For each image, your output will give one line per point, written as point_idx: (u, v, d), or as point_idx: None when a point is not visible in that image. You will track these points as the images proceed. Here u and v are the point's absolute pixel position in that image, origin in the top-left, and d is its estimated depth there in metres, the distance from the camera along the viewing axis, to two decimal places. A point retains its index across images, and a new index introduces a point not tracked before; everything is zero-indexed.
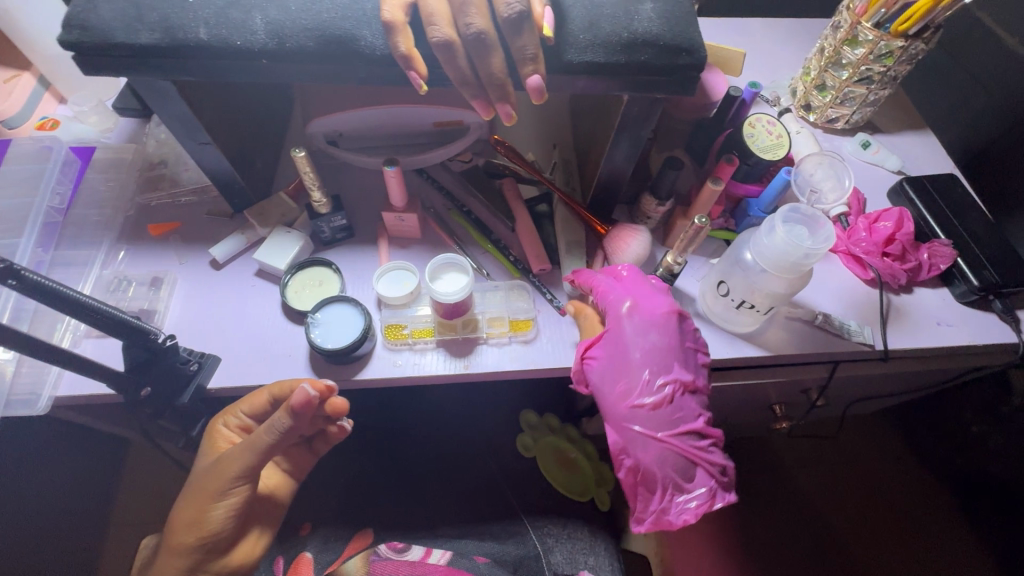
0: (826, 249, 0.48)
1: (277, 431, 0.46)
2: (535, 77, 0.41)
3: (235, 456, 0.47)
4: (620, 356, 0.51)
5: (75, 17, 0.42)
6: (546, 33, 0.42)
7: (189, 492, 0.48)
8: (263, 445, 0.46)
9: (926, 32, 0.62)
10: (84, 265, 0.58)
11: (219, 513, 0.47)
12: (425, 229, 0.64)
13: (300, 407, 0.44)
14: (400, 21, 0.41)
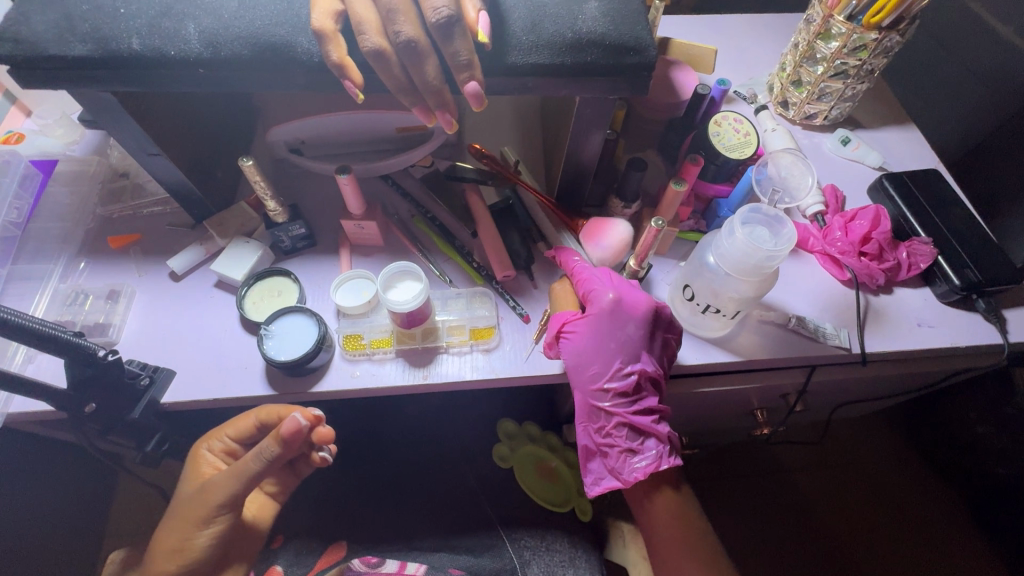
0: (788, 251, 0.46)
1: (264, 459, 0.45)
2: (473, 85, 0.40)
3: (218, 483, 0.46)
4: (595, 333, 0.53)
5: (6, 30, 0.41)
6: (482, 39, 0.40)
7: (172, 517, 0.48)
8: (248, 473, 0.46)
9: (901, 24, 0.60)
10: (41, 279, 0.57)
11: (201, 541, 0.47)
12: (388, 236, 0.62)
13: (290, 435, 0.44)
14: (331, 30, 0.40)
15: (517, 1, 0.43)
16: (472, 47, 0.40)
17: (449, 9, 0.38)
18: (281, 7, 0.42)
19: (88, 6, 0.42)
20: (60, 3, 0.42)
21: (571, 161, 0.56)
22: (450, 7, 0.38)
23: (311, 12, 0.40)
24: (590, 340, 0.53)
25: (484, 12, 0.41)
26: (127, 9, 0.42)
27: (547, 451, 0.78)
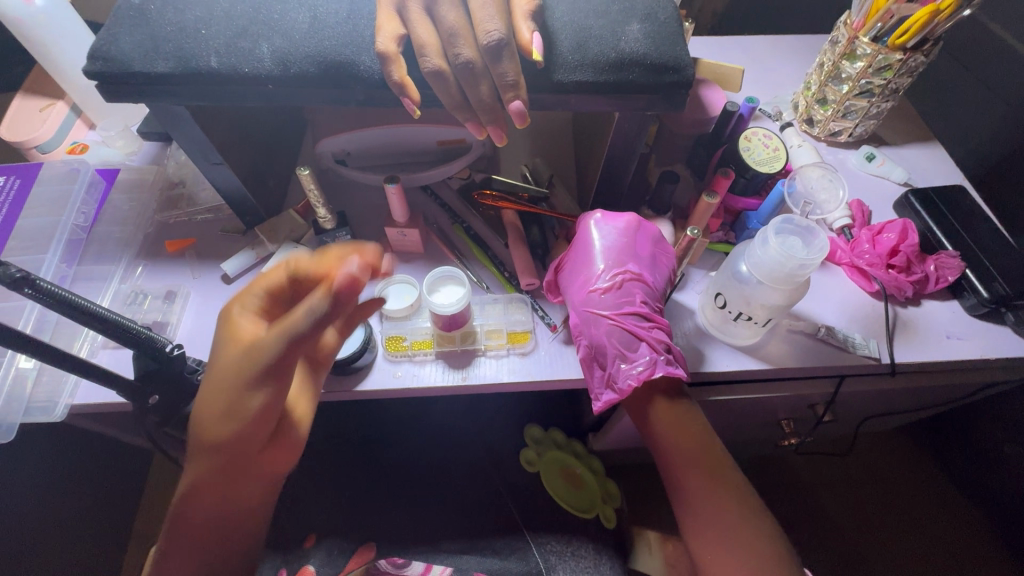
0: (821, 259, 0.48)
1: (312, 316, 0.38)
2: (517, 104, 0.43)
3: (263, 345, 0.39)
4: (586, 255, 0.58)
5: (98, 48, 0.45)
6: (536, 58, 0.43)
7: (206, 393, 0.40)
8: (297, 337, 0.38)
9: (925, 45, 0.62)
10: (103, 280, 0.61)
11: (252, 409, 0.39)
12: (428, 244, 0.65)
13: (345, 288, 0.39)
14: (393, 52, 0.43)
15: (564, 23, 0.46)
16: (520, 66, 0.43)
17: (499, 34, 0.42)
18: (346, 29, 0.46)
19: (171, 27, 0.46)
20: (146, 24, 0.46)
21: (606, 174, 0.58)
22: (501, 32, 0.42)
23: (377, 34, 0.44)
24: (575, 262, 0.59)
25: (537, 32, 0.44)
26: (207, 30, 0.46)
27: (573, 458, 0.82)
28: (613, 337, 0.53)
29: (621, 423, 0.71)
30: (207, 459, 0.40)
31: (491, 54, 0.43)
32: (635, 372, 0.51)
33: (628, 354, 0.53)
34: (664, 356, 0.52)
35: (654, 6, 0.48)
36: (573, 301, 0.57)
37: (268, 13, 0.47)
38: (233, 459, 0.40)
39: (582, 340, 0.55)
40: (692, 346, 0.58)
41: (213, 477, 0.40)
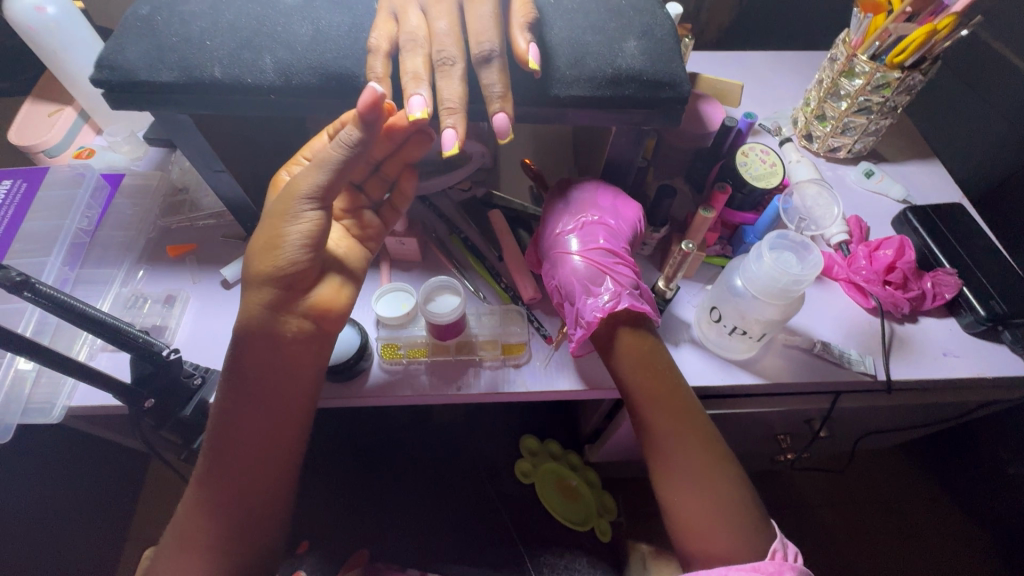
0: (814, 275, 0.48)
1: (346, 147, 0.43)
2: (501, 116, 0.43)
3: (305, 177, 0.44)
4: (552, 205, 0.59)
5: (105, 58, 0.46)
6: (532, 68, 0.43)
7: (260, 232, 0.45)
8: (335, 166, 0.44)
9: (924, 63, 0.62)
10: (105, 283, 0.62)
11: (295, 245, 0.44)
12: (426, 252, 0.66)
13: (367, 113, 0.42)
14: (383, 48, 0.45)
15: (562, 38, 0.47)
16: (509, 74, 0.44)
17: (492, 45, 0.44)
18: (347, 41, 0.46)
19: (176, 38, 0.47)
20: (153, 35, 0.47)
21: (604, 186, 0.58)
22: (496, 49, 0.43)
23: (372, 32, 0.46)
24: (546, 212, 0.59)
25: (533, 43, 0.44)
26: (211, 41, 0.46)
27: (568, 469, 0.81)
28: (579, 274, 0.54)
29: (616, 436, 0.71)
30: (260, 292, 0.44)
31: (480, 62, 0.44)
32: (600, 305, 0.51)
33: (594, 289, 0.53)
34: (630, 291, 0.53)
35: (652, 23, 0.49)
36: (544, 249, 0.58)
37: (272, 24, 0.47)
38: (275, 286, 0.44)
39: (552, 281, 0.56)
40: (687, 359, 0.58)
41: (262, 332, 0.45)
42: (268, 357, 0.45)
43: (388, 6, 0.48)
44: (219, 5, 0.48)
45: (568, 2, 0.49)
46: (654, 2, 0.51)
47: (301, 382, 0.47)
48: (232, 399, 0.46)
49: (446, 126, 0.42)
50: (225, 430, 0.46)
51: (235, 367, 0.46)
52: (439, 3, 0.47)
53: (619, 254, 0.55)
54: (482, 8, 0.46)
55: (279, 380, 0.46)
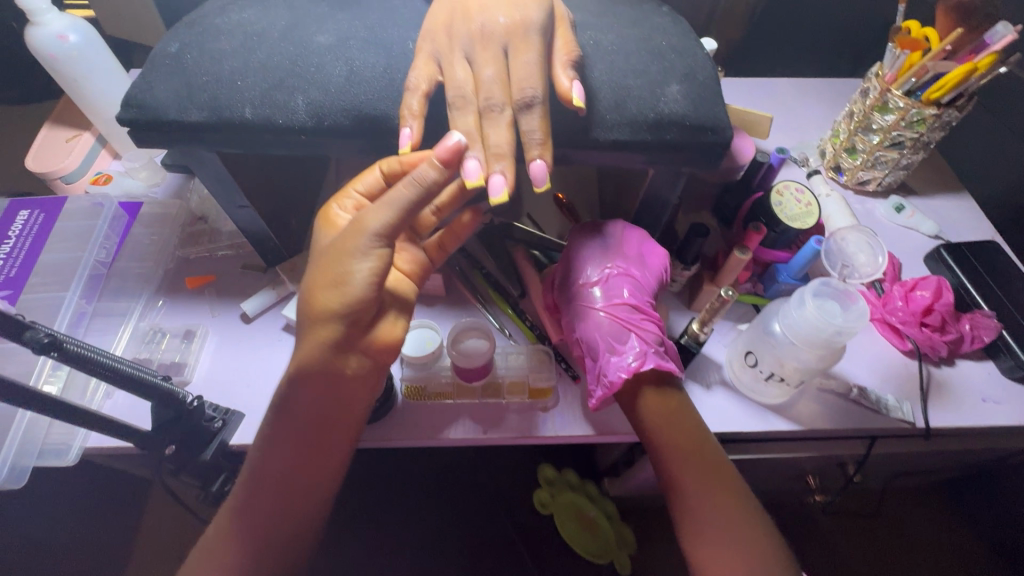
0: (860, 326, 0.46)
1: (420, 187, 0.40)
2: (539, 164, 0.40)
3: (372, 215, 0.40)
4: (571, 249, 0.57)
5: (134, 96, 0.45)
6: (578, 105, 0.42)
7: (320, 272, 0.41)
8: (405, 206, 0.40)
9: (960, 100, 0.61)
10: (122, 316, 0.60)
11: (361, 284, 0.41)
12: (450, 286, 0.64)
13: (450, 156, 0.39)
14: (421, 88, 0.44)
15: (603, 80, 0.45)
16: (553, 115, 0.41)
17: (534, 92, 0.42)
18: (381, 81, 0.45)
19: (206, 76, 0.45)
20: (182, 73, 0.46)
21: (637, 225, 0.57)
22: (537, 95, 0.42)
23: (411, 72, 0.44)
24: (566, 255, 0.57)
25: (577, 82, 0.43)
26: (243, 80, 0.45)
27: (587, 500, 0.74)
28: (604, 330, 0.52)
29: (641, 475, 0.69)
30: (323, 329, 0.41)
31: (521, 109, 0.42)
32: (624, 366, 0.50)
33: (618, 347, 0.51)
34: (656, 349, 0.51)
35: (693, 65, 0.47)
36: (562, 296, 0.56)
37: (304, 63, 0.46)
38: (339, 323, 0.41)
39: (574, 331, 0.54)
40: (719, 402, 0.57)
41: (317, 372, 0.42)
42: (308, 402, 0.43)
43: (431, 47, 0.46)
44: (251, 43, 0.47)
45: (607, 43, 0.48)
46: (693, 43, 0.50)
47: (330, 428, 0.44)
48: (266, 436, 0.44)
49: (492, 171, 0.41)
50: (256, 467, 0.44)
51: (274, 406, 0.44)
52: (485, 48, 0.44)
53: (644, 309, 0.53)
54: (527, 54, 0.43)
55: (308, 424, 0.44)
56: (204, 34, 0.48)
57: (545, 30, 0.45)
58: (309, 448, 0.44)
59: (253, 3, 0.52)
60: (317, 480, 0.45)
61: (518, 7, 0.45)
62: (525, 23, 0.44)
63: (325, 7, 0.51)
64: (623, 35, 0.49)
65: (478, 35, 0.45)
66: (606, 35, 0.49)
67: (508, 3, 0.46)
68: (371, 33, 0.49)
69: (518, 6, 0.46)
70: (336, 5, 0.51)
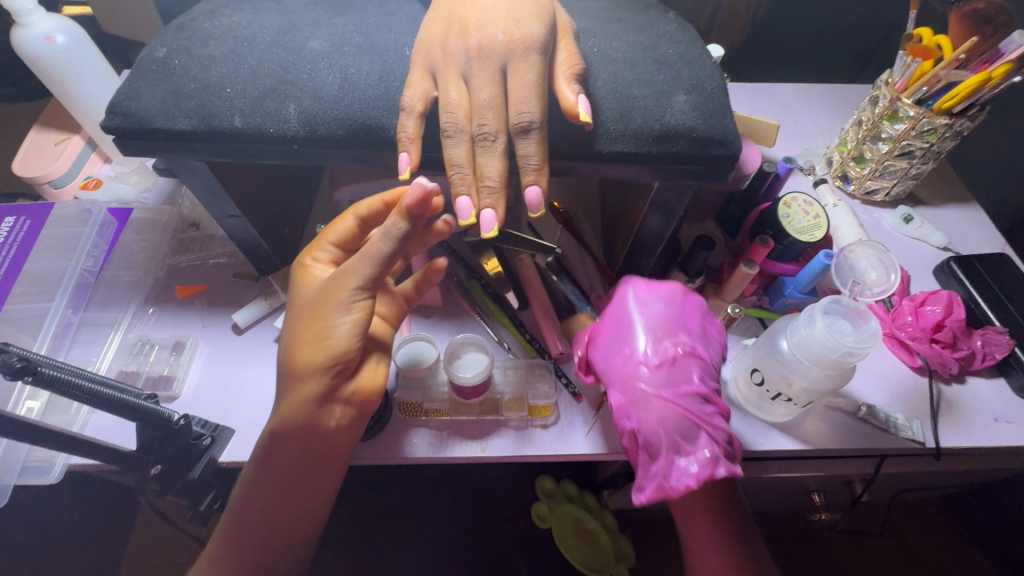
0: (871, 347, 0.45)
1: (392, 239, 0.40)
2: (535, 190, 0.40)
3: (352, 270, 0.41)
4: (623, 321, 0.53)
5: (119, 103, 0.44)
6: (584, 120, 0.40)
7: (299, 330, 0.42)
8: (381, 258, 0.41)
9: (971, 110, 0.59)
10: (110, 327, 0.58)
11: (344, 337, 0.41)
12: (447, 297, 0.63)
13: (416, 206, 0.39)
14: (417, 110, 0.42)
15: (607, 90, 0.44)
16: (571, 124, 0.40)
17: (533, 117, 0.40)
18: (376, 88, 0.43)
19: (194, 83, 0.44)
20: (169, 79, 0.44)
21: (640, 238, 0.55)
22: (534, 115, 0.40)
23: (406, 90, 0.42)
24: (636, 329, 0.52)
25: (581, 94, 0.41)
26: (232, 88, 0.43)
27: (587, 511, 0.75)
28: (670, 423, 0.47)
29: None
30: (308, 383, 0.42)
31: (518, 134, 0.40)
32: (693, 470, 0.46)
33: (685, 445, 0.47)
34: (725, 450, 0.47)
35: (701, 75, 0.46)
36: (614, 373, 0.51)
37: (297, 70, 0.44)
38: (325, 377, 0.42)
39: (629, 413, 0.49)
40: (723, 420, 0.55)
41: (299, 427, 0.42)
42: (297, 450, 0.43)
43: (427, 61, 0.44)
44: (241, 49, 0.46)
45: (612, 51, 0.46)
46: (700, 51, 0.48)
47: (318, 467, 0.44)
48: (253, 472, 0.44)
49: (483, 206, 0.41)
50: (244, 497, 0.44)
51: (261, 448, 0.44)
52: (483, 68, 0.42)
53: (711, 401, 0.49)
54: (526, 75, 0.41)
55: (295, 464, 0.43)
56: (193, 39, 0.47)
57: (545, 40, 0.43)
58: (296, 485, 0.44)
59: (245, 6, 0.50)
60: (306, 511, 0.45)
61: (517, 22, 0.43)
62: (525, 41, 0.42)
63: (319, 11, 0.49)
64: (628, 42, 0.47)
65: (476, 53, 0.42)
66: (610, 43, 0.47)
67: (506, 18, 0.43)
68: (366, 39, 0.47)
69: (518, 21, 0.43)
70: (331, 9, 0.50)
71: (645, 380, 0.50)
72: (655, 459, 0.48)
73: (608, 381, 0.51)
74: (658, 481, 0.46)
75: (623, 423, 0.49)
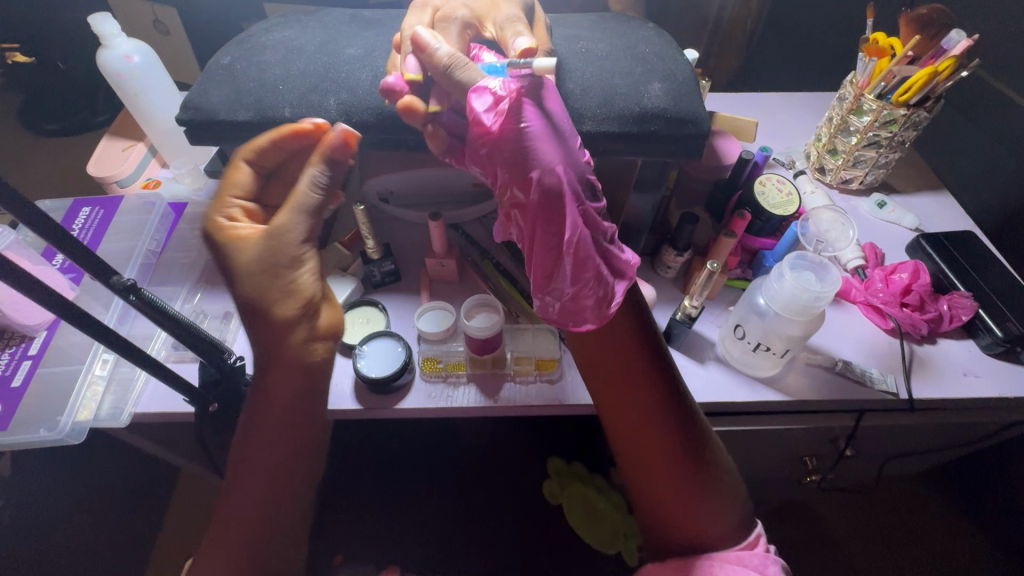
0: (834, 292, 0.51)
1: (320, 186, 0.44)
2: (526, 45, 0.42)
3: (287, 224, 0.43)
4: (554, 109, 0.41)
5: (191, 100, 0.53)
6: (539, 73, 0.46)
7: (258, 284, 0.43)
8: (311, 207, 0.44)
9: (927, 103, 0.67)
10: (169, 300, 0.67)
11: (307, 279, 0.44)
12: (463, 274, 0.70)
13: (336, 152, 0.44)
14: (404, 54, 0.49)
15: (592, 83, 0.52)
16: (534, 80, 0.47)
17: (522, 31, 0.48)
18: None
19: (253, 83, 0.53)
20: (232, 80, 0.53)
21: (629, 215, 0.62)
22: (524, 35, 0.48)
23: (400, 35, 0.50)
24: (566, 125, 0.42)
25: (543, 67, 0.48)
26: (283, 85, 0.52)
27: (595, 491, 0.79)
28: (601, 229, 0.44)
29: None
30: (294, 329, 0.44)
31: (511, 34, 0.47)
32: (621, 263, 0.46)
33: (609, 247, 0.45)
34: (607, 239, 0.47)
35: (673, 69, 0.54)
36: (568, 174, 0.40)
37: (337, 71, 0.53)
38: (304, 317, 0.44)
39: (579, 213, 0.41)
40: (712, 375, 0.61)
41: (290, 363, 0.45)
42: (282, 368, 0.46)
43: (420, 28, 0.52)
44: (291, 55, 0.55)
45: (597, 52, 0.55)
46: (674, 51, 0.57)
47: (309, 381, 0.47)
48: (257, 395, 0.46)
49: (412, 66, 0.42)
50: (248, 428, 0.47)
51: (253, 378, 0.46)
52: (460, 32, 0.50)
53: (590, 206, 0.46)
54: (513, 23, 0.50)
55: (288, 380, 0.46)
56: (251, 49, 0.56)
57: (524, 22, 0.52)
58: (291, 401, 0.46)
59: (293, 24, 0.60)
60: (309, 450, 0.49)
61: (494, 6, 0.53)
62: (501, 11, 0.52)
63: (353, 27, 0.59)
64: (612, 44, 0.56)
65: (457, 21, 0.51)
66: (597, 45, 0.56)
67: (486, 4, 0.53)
68: (393, 46, 0.56)
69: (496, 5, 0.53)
70: (364, 25, 0.59)
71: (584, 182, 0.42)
72: (597, 264, 0.44)
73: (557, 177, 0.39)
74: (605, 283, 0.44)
75: (580, 229, 0.41)
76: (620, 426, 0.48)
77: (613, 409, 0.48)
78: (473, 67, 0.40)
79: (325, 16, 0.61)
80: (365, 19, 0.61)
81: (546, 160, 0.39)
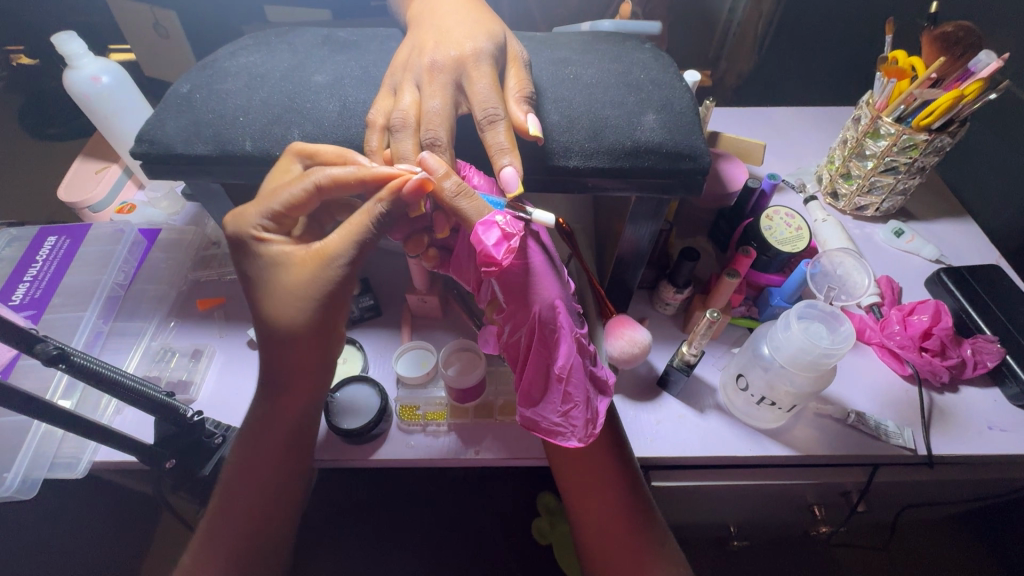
0: (847, 348, 0.46)
1: (377, 221, 0.42)
2: (509, 170, 0.43)
3: (336, 250, 0.43)
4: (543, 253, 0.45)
5: (145, 131, 0.49)
6: (533, 135, 0.44)
7: (274, 303, 0.43)
8: (363, 241, 0.43)
9: (951, 126, 0.61)
10: (136, 336, 0.63)
11: (338, 314, 0.45)
12: (448, 310, 0.66)
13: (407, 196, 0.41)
14: (380, 124, 0.46)
15: (580, 114, 0.48)
16: (513, 138, 0.44)
17: (497, 110, 0.45)
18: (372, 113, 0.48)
19: (212, 114, 0.49)
20: (191, 110, 0.49)
21: (622, 254, 0.57)
22: (499, 108, 0.45)
23: (370, 107, 0.47)
24: (558, 257, 0.48)
25: (531, 114, 0.46)
26: (245, 116, 0.48)
27: None
28: (586, 352, 0.47)
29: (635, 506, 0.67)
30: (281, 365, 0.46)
31: (486, 124, 0.45)
32: (604, 384, 0.48)
33: (593, 369, 0.48)
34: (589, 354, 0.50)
35: (670, 97, 0.49)
36: (555, 309, 0.44)
37: (302, 100, 0.49)
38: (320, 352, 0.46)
39: (563, 345, 0.44)
40: (713, 427, 0.56)
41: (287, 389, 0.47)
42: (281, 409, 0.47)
43: (391, 78, 0.49)
44: (255, 83, 0.51)
45: (587, 78, 0.51)
46: (672, 76, 0.52)
47: (301, 423, 0.48)
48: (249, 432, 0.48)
49: None
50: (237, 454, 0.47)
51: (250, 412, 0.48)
52: (434, 81, 0.47)
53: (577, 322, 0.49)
54: (480, 80, 0.47)
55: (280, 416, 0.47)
56: (213, 76, 0.52)
57: (497, 58, 0.49)
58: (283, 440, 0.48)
59: (261, 47, 0.56)
60: (281, 496, 0.48)
61: (468, 41, 0.49)
62: (474, 54, 0.48)
63: (325, 50, 0.55)
64: (603, 70, 0.52)
65: (429, 68, 0.48)
66: (586, 71, 0.52)
67: (457, 38, 0.50)
68: (365, 72, 0.52)
69: (470, 39, 0.49)
70: (336, 47, 0.55)
71: (570, 315, 0.45)
72: (582, 392, 0.45)
73: (545, 314, 0.43)
74: (588, 408, 0.46)
75: (565, 359, 0.44)
76: (581, 506, 0.49)
77: (573, 487, 0.49)
78: (478, 200, 0.42)
79: (297, 37, 0.57)
80: (339, 40, 0.57)
81: (538, 299, 0.43)
